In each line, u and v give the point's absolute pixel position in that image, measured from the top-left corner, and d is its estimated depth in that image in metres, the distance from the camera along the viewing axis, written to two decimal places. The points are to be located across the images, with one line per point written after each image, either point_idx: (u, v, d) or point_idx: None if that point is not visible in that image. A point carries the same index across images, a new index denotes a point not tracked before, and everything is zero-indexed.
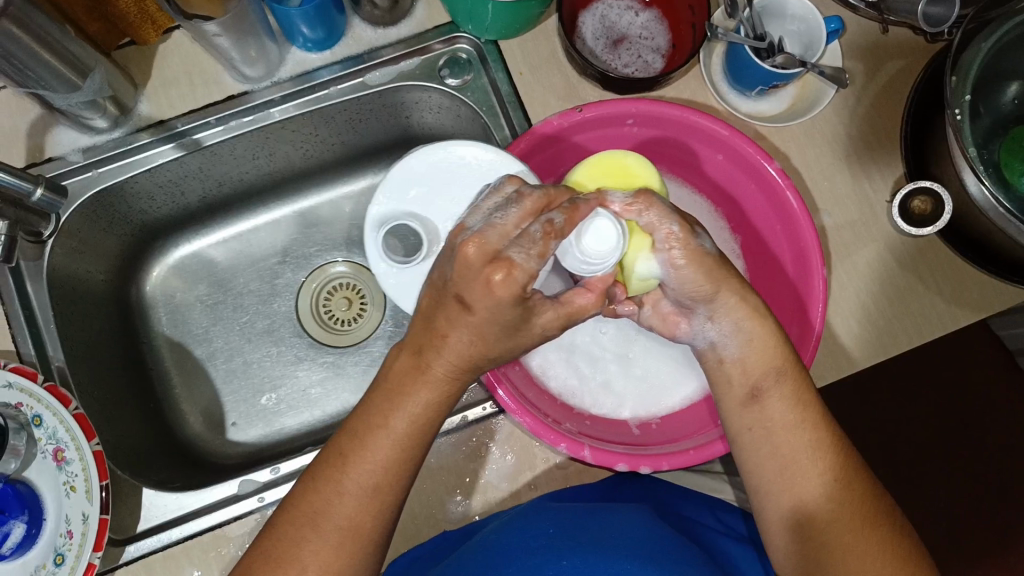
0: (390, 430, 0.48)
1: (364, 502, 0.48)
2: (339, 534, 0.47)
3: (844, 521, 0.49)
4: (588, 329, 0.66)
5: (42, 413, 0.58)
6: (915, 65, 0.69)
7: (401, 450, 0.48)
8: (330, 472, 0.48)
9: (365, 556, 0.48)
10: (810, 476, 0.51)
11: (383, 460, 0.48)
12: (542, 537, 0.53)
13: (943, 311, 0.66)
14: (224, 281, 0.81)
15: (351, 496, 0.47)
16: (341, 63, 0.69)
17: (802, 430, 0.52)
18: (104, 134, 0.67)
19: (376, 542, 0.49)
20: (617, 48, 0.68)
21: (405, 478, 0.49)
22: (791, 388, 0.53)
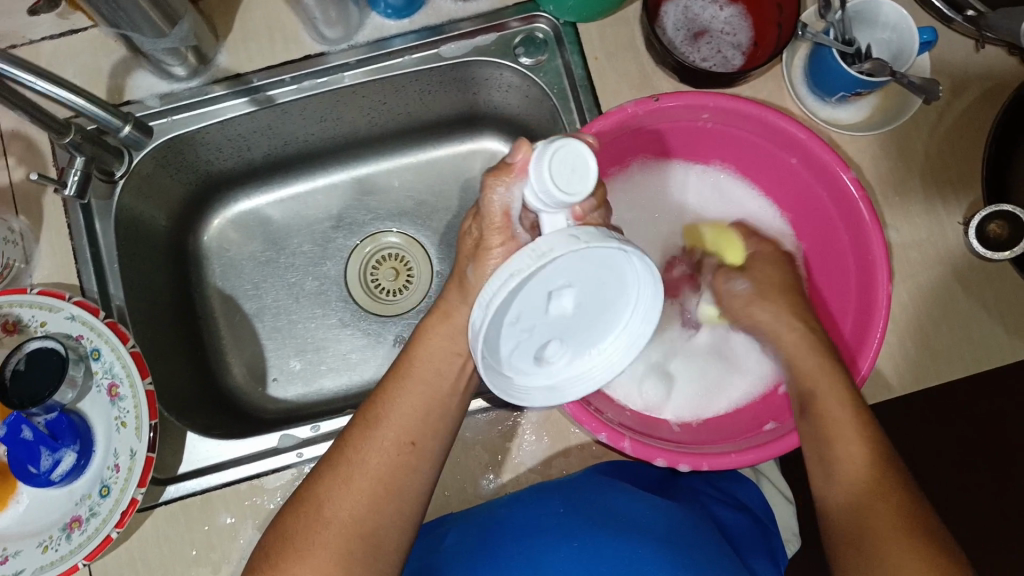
0: (418, 384, 0.56)
1: (391, 447, 0.53)
2: (366, 473, 0.52)
3: (878, 514, 0.48)
4: None
5: (100, 347, 0.59)
6: (1005, 86, 0.67)
7: (425, 398, 0.55)
8: (366, 417, 0.55)
9: (392, 499, 0.52)
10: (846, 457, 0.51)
11: (408, 404, 0.55)
12: (551, 519, 0.59)
13: (1005, 342, 0.64)
14: (278, 239, 0.82)
15: (387, 441, 0.53)
16: (417, 32, 0.69)
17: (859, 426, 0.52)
18: (181, 82, 0.68)
19: (404, 488, 0.53)
20: (697, 41, 0.67)
21: (432, 429, 0.55)
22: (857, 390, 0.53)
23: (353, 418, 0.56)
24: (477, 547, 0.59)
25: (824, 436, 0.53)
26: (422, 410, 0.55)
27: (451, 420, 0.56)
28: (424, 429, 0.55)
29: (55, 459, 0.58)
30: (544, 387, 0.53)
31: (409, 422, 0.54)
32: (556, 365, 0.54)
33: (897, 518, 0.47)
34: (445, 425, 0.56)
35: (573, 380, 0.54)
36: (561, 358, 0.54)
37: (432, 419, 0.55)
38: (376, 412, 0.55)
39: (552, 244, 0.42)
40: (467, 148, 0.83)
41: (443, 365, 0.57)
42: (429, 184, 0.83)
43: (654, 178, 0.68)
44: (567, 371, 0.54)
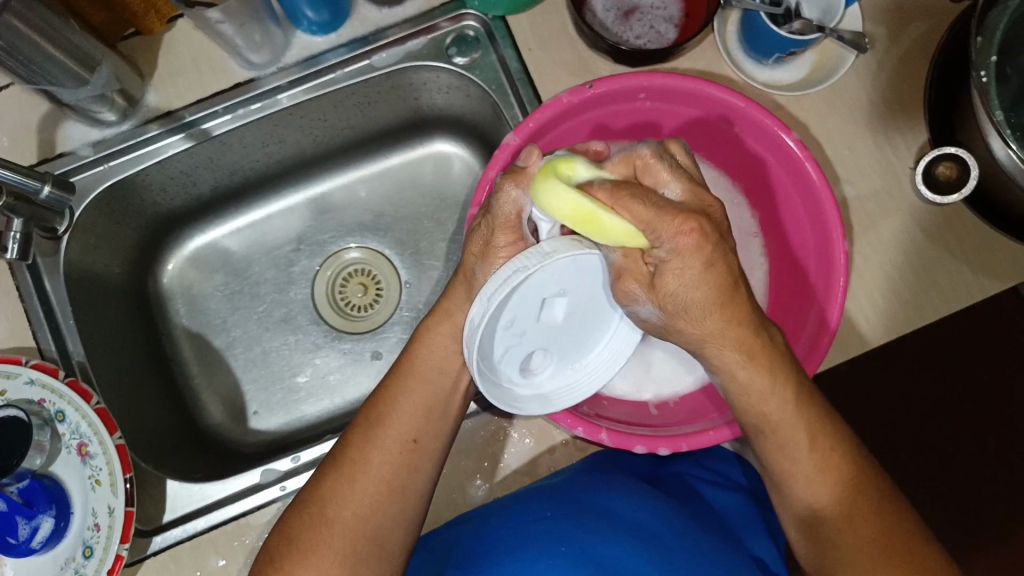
0: (418, 383, 0.55)
1: (393, 449, 0.53)
2: (374, 480, 0.51)
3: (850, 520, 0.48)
4: None
5: (64, 408, 0.59)
6: (940, 26, 0.67)
7: (427, 398, 0.55)
8: (369, 418, 0.54)
9: (395, 504, 0.52)
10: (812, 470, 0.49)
11: (410, 404, 0.54)
12: (542, 521, 0.57)
13: (969, 280, 0.64)
14: (240, 269, 0.81)
15: (389, 440, 0.53)
16: (347, 45, 0.67)
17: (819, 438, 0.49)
18: (113, 127, 0.66)
19: (408, 493, 0.52)
20: (629, 20, 0.67)
21: (435, 431, 0.54)
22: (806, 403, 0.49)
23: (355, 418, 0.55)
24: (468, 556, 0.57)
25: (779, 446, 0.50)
26: (423, 408, 0.54)
27: (451, 419, 0.56)
28: (425, 427, 0.54)
29: (33, 527, 0.58)
30: (536, 397, 0.55)
31: (409, 420, 0.54)
32: (541, 376, 0.56)
33: (863, 525, 0.48)
34: (445, 424, 0.55)
35: (562, 387, 0.56)
36: (545, 368, 0.56)
37: (434, 416, 0.54)
38: (377, 410, 0.54)
39: (556, 246, 0.46)
40: (418, 153, 0.82)
41: (441, 368, 0.56)
42: (385, 194, 0.82)
43: None
44: (553, 380, 0.56)
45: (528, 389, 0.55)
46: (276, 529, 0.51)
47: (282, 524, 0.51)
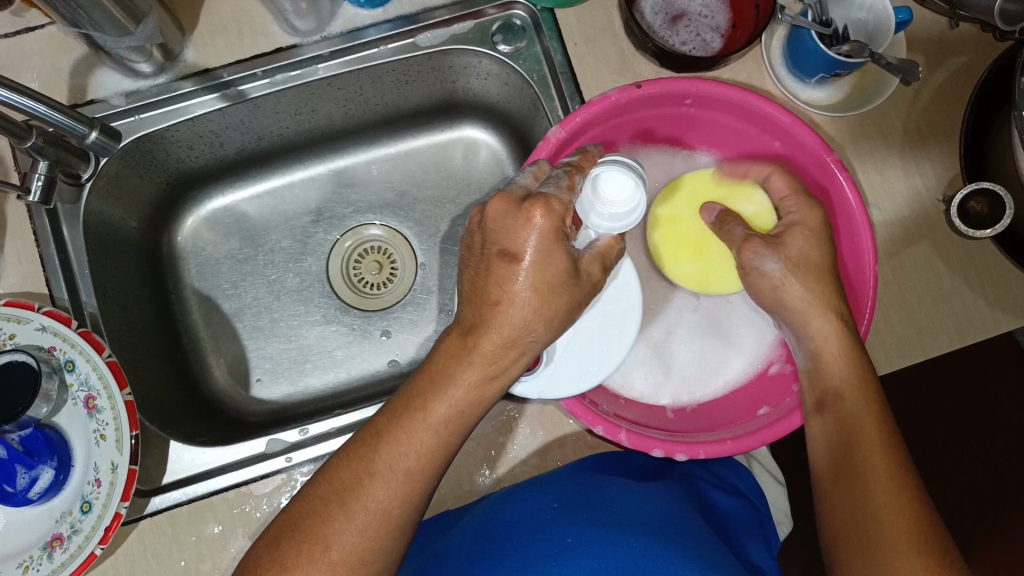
0: (427, 415, 0.49)
1: (397, 488, 0.48)
2: (366, 516, 0.48)
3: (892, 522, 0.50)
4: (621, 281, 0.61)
5: (75, 358, 0.58)
6: (980, 62, 0.68)
7: (437, 436, 0.49)
8: (367, 449, 0.49)
9: (391, 539, 0.49)
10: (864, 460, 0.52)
11: (418, 445, 0.49)
12: (547, 512, 0.57)
13: (985, 314, 0.65)
14: (255, 236, 0.80)
15: (392, 475, 0.48)
16: (390, 22, 0.67)
17: (877, 464, 0.52)
18: (147, 80, 0.65)
19: (404, 526, 0.49)
20: (676, 24, 0.66)
21: (438, 468, 0.50)
22: (874, 431, 0.53)
23: (355, 442, 0.50)
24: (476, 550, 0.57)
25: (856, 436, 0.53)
26: (432, 444, 0.49)
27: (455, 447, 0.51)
28: (433, 463, 0.49)
29: (32, 477, 0.57)
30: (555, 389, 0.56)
31: (414, 454, 0.49)
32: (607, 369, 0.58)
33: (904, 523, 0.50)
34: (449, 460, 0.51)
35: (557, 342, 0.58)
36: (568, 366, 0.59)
37: (443, 455, 0.50)
38: (385, 440, 0.49)
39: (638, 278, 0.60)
40: (447, 136, 0.81)
41: None
42: (409, 173, 0.81)
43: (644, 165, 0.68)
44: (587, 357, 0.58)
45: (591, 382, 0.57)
46: (274, 533, 0.49)
47: (279, 528, 0.49)
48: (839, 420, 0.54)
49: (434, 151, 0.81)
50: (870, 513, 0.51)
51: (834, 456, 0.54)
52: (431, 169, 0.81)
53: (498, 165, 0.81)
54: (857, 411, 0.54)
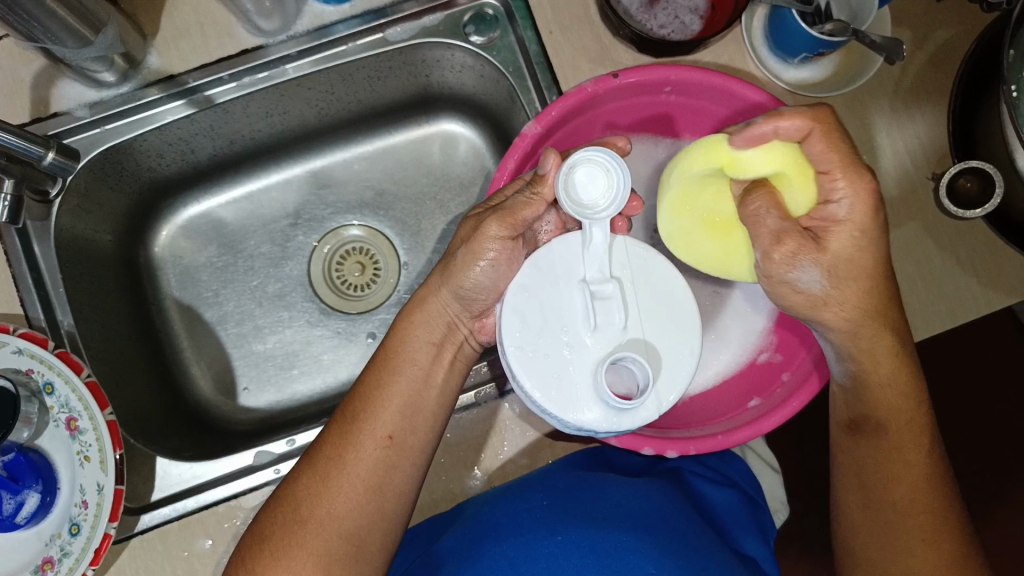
0: (398, 382, 0.54)
1: (372, 450, 0.52)
2: (346, 486, 0.51)
3: (920, 533, 0.53)
4: (565, 254, 0.50)
5: (53, 380, 0.57)
6: (966, 34, 0.66)
7: (406, 393, 0.53)
8: (340, 418, 0.54)
9: (373, 507, 0.51)
10: (895, 472, 0.53)
11: (388, 403, 0.53)
12: (535, 510, 0.56)
13: (978, 295, 0.64)
14: (234, 242, 0.78)
15: (366, 434, 0.52)
16: (360, 17, 0.65)
17: (923, 501, 0.53)
18: (111, 89, 0.63)
19: (387, 492, 0.52)
20: (653, 8, 0.64)
21: (418, 436, 0.53)
22: (922, 467, 0.53)
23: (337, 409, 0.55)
24: (468, 555, 0.55)
25: (880, 449, 0.54)
26: (404, 401, 0.53)
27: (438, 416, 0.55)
28: (409, 420, 0.53)
29: (18, 501, 0.56)
30: (611, 418, 0.46)
31: (387, 413, 0.53)
32: (661, 379, 0.48)
33: (933, 539, 0.53)
34: (426, 422, 0.54)
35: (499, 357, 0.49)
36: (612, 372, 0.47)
37: (414, 416, 0.53)
38: (352, 408, 0.53)
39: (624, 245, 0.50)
40: (424, 131, 0.79)
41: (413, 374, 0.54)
42: (388, 170, 0.80)
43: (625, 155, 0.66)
44: (606, 345, 0.48)
45: (660, 400, 0.47)
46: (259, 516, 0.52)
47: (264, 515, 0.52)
48: (876, 450, 0.54)
49: (413, 147, 0.79)
50: (911, 546, 0.53)
51: (869, 482, 0.54)
52: (409, 166, 0.79)
53: (480, 157, 0.79)
54: (903, 444, 0.53)
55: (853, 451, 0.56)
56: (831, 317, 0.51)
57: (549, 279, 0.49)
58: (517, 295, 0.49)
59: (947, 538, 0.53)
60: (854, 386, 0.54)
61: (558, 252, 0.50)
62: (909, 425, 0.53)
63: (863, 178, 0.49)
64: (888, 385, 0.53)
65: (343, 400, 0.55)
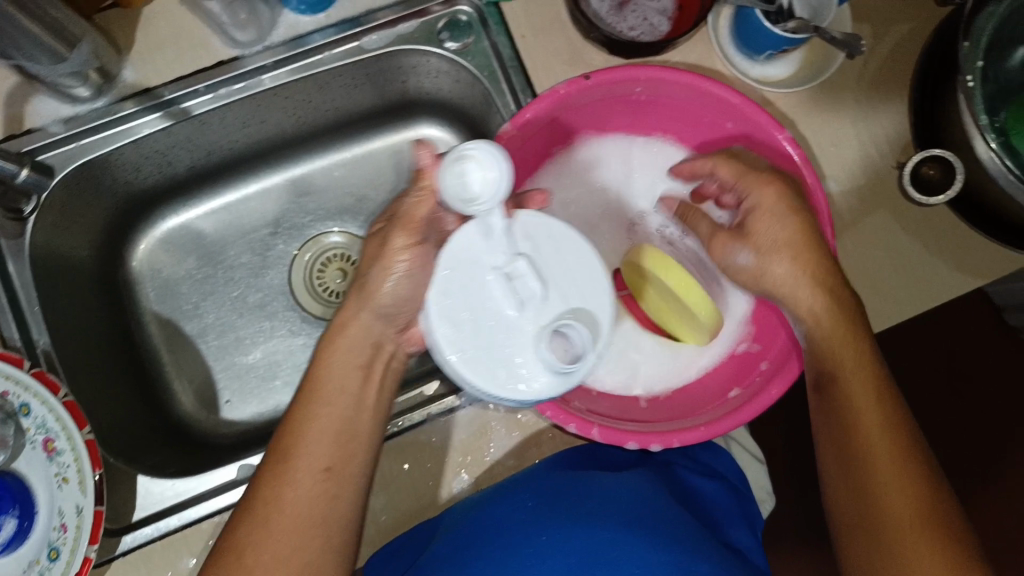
0: (330, 409, 0.54)
1: (313, 483, 0.52)
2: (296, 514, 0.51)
3: (887, 478, 0.51)
4: (468, 247, 0.47)
5: (29, 402, 0.56)
6: (923, 28, 0.68)
7: (340, 420, 0.53)
8: (279, 450, 0.53)
9: (337, 526, 0.52)
10: (855, 415, 0.53)
11: (322, 429, 0.53)
12: (524, 511, 0.57)
13: (946, 277, 0.66)
14: (214, 253, 0.78)
15: (301, 470, 0.52)
16: (335, 26, 0.66)
17: (881, 443, 0.52)
18: (86, 104, 0.63)
19: (340, 517, 0.52)
20: (623, 10, 0.66)
21: (362, 458, 0.54)
22: (874, 411, 0.53)
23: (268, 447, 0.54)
24: (459, 558, 0.55)
25: (839, 393, 0.54)
26: (339, 426, 0.53)
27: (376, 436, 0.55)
28: (343, 446, 0.53)
29: None
30: (562, 384, 0.45)
31: (334, 421, 0.53)
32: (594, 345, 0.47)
33: (899, 483, 0.51)
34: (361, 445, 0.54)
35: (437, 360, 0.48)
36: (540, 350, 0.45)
37: (343, 440, 0.53)
38: (287, 441, 0.53)
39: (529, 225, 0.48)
40: (403, 137, 0.80)
41: None
42: (366, 178, 0.80)
43: (600, 155, 0.68)
44: (529, 324, 0.46)
45: (605, 353, 0.46)
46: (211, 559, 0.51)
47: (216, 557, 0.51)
48: (842, 395, 0.54)
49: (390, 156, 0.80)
50: (880, 493, 0.51)
51: (838, 427, 0.54)
52: (388, 174, 0.80)
53: None
54: (856, 386, 0.54)
55: (821, 410, 0.56)
56: (800, 292, 0.55)
57: (457, 276, 0.47)
58: (438, 302, 0.47)
59: (915, 481, 0.51)
60: (811, 346, 0.56)
61: (457, 247, 0.47)
62: (857, 363, 0.54)
63: (768, 183, 0.56)
64: (831, 335, 0.54)
65: (275, 433, 0.55)
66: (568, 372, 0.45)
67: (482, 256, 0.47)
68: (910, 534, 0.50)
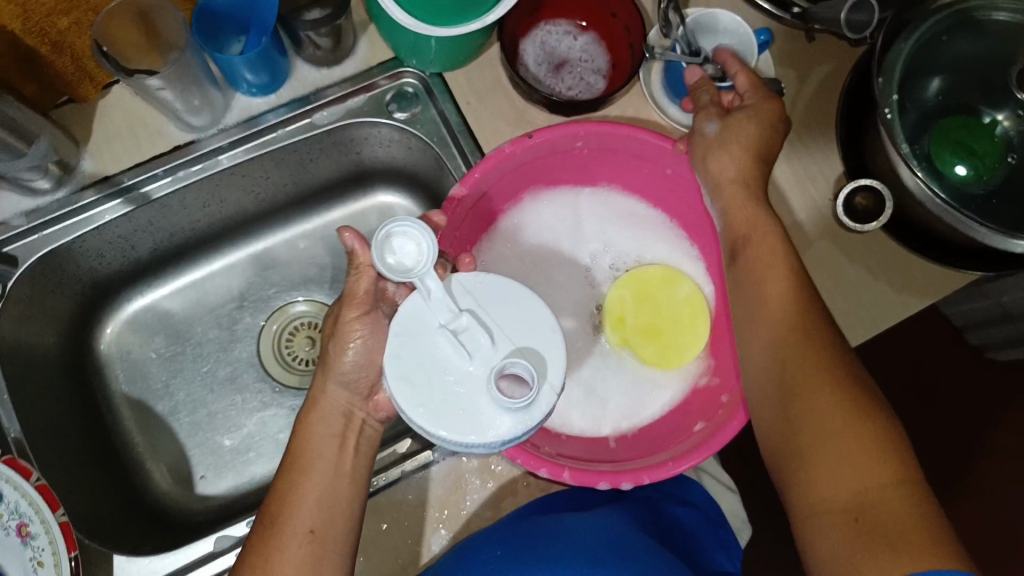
0: (315, 469, 0.54)
1: (305, 551, 0.51)
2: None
3: (799, 350, 0.54)
4: (415, 312, 0.49)
5: (1, 487, 0.55)
6: (842, 68, 0.73)
7: (327, 483, 0.54)
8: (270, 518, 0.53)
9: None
10: (769, 292, 0.57)
11: (310, 494, 0.53)
12: (492, 562, 0.56)
13: (891, 298, 0.68)
14: (181, 331, 0.79)
15: (293, 532, 0.52)
16: (287, 105, 0.68)
17: (790, 318, 0.55)
18: (47, 195, 0.65)
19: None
20: (560, 72, 0.70)
21: (351, 519, 0.54)
22: (794, 291, 0.56)
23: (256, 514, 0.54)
24: None
25: (747, 260, 0.59)
26: (326, 483, 0.54)
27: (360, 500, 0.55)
28: (329, 515, 0.53)
29: None
30: (523, 420, 0.46)
31: (328, 483, 0.54)
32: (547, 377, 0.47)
33: (808, 352, 0.53)
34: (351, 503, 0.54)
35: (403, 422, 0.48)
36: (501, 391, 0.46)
37: (337, 500, 0.54)
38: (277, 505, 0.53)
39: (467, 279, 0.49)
40: (361, 204, 0.82)
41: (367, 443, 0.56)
42: (330, 245, 0.82)
43: (549, 206, 0.70)
44: (485, 369, 0.47)
45: (554, 381, 0.47)
46: None
47: None
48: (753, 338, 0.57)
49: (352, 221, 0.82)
50: (792, 364, 0.54)
51: (757, 370, 0.56)
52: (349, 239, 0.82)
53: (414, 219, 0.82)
54: (766, 261, 0.58)
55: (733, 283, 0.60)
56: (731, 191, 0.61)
57: (407, 341, 0.48)
58: (393, 366, 0.47)
59: (829, 357, 0.53)
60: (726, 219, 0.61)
61: (405, 315, 0.48)
62: (774, 241, 0.59)
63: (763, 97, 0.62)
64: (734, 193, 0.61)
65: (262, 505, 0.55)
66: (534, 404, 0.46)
67: (428, 315, 0.48)
68: (821, 399, 0.52)
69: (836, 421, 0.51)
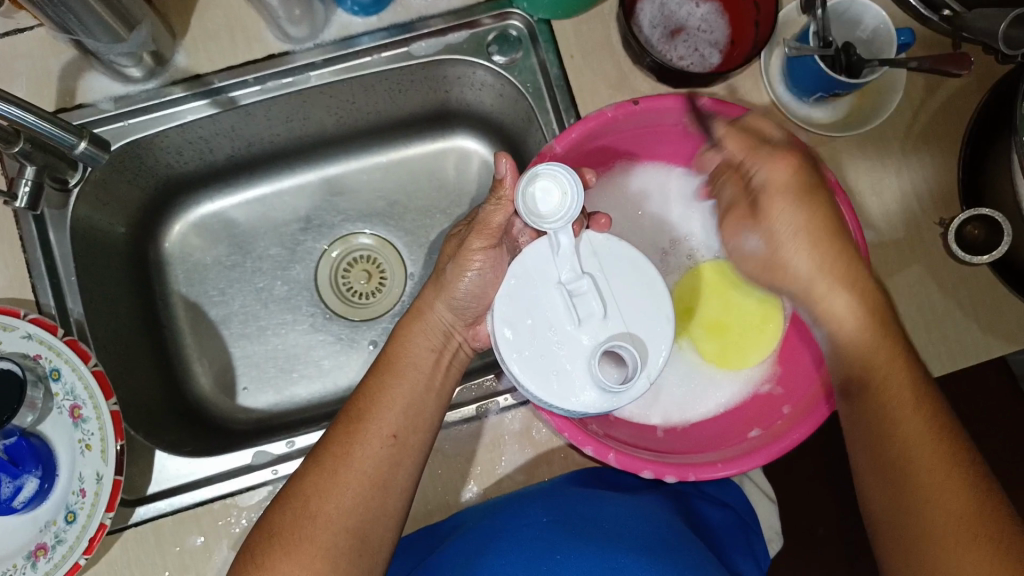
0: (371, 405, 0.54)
1: (378, 464, 0.52)
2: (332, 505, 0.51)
3: (894, 399, 0.52)
4: (539, 257, 0.49)
5: (60, 366, 0.57)
6: (977, 84, 0.67)
7: (403, 415, 0.54)
8: (343, 432, 0.53)
9: (375, 515, 0.51)
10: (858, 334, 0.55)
11: (378, 421, 0.53)
12: (537, 528, 0.55)
13: (978, 338, 0.64)
14: (243, 243, 0.79)
15: (370, 436, 0.53)
16: (386, 30, 0.66)
17: (885, 363, 0.53)
18: (137, 84, 0.64)
19: (378, 509, 0.52)
20: (674, 39, 0.65)
21: (415, 450, 0.54)
22: (887, 340, 0.54)
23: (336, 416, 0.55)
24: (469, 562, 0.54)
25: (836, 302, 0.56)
26: (411, 406, 0.54)
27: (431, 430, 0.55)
28: (401, 445, 0.53)
29: (16, 486, 0.56)
30: (607, 401, 0.46)
31: (392, 413, 0.54)
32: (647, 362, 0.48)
33: (907, 399, 0.52)
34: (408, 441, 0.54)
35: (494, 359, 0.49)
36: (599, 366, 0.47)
37: (422, 418, 0.54)
38: (357, 413, 0.54)
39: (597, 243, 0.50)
40: (442, 145, 0.80)
41: (417, 388, 0.55)
42: (402, 180, 0.80)
43: (636, 178, 0.67)
44: (592, 337, 0.48)
45: (651, 373, 0.48)
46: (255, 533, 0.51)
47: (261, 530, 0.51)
48: (849, 424, 0.54)
49: (426, 159, 0.80)
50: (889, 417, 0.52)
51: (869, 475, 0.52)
52: (421, 177, 0.80)
53: (488, 169, 0.80)
54: (857, 308, 0.55)
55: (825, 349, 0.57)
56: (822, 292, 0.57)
57: (524, 282, 0.49)
58: (503, 306, 0.48)
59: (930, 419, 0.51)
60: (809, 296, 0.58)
61: (532, 254, 0.49)
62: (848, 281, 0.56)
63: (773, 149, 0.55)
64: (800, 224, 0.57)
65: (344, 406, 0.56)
66: (630, 390, 0.46)
67: (549, 267, 0.49)
68: (926, 457, 0.50)
69: (944, 489, 0.49)
